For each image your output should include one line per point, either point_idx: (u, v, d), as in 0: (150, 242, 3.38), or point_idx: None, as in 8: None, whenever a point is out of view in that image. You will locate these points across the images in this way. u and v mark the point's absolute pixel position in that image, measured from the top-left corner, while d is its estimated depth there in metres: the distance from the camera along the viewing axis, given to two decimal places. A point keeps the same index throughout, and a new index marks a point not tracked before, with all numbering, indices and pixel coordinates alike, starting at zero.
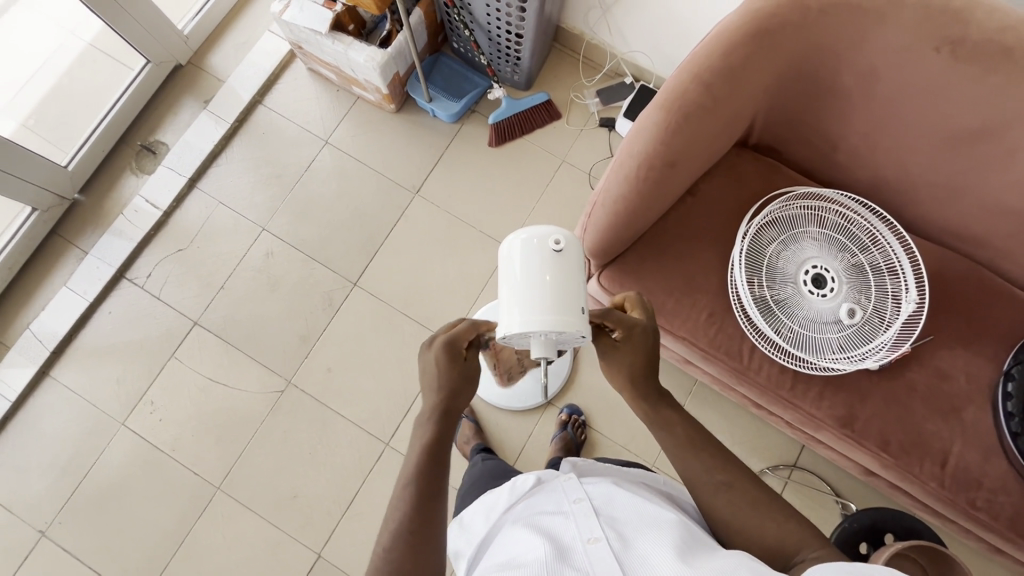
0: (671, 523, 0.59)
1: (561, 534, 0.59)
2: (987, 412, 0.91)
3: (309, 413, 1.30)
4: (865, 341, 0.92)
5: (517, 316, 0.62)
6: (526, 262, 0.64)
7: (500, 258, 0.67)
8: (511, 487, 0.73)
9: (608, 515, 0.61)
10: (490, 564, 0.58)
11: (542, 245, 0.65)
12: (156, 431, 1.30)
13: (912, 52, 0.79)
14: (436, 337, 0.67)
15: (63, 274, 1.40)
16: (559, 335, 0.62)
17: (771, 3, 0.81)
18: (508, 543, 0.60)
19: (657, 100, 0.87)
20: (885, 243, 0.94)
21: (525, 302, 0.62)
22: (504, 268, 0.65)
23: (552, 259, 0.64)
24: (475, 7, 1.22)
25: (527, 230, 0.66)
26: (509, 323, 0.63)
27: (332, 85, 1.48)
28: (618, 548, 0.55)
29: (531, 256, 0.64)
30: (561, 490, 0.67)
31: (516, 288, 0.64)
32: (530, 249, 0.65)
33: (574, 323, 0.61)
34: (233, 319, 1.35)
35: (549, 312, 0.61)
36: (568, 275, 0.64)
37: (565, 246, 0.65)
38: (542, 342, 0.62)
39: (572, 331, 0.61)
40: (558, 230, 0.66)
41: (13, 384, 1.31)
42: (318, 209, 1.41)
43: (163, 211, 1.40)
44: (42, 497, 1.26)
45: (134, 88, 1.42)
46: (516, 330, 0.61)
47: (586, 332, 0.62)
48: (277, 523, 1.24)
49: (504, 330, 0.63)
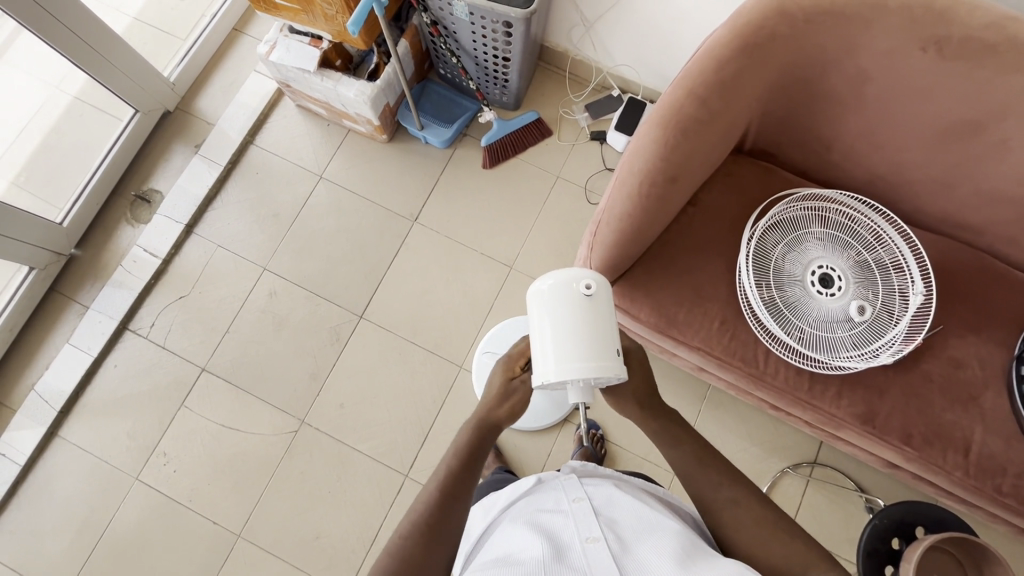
0: (671, 530, 0.59)
1: (558, 530, 0.59)
2: (1004, 397, 0.91)
3: (325, 451, 1.29)
4: (877, 336, 0.92)
5: (552, 365, 0.63)
6: (557, 308, 0.64)
7: (529, 303, 0.67)
8: (514, 487, 0.74)
9: (607, 515, 0.61)
10: (484, 558, 0.59)
11: (572, 290, 0.65)
12: (171, 482, 1.28)
13: (900, 52, 0.81)
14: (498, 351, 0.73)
15: (65, 332, 1.38)
16: (596, 380, 0.63)
17: (757, 16, 0.83)
18: (504, 538, 0.61)
19: (655, 117, 0.89)
20: (888, 239, 0.95)
21: (559, 349, 0.63)
22: (535, 314, 0.66)
23: (583, 303, 0.64)
24: (460, 36, 1.23)
25: (555, 274, 0.66)
26: (544, 371, 0.63)
27: (322, 120, 1.49)
28: (615, 549, 0.55)
29: (563, 302, 0.64)
30: (559, 487, 0.67)
31: (549, 333, 0.64)
32: (559, 294, 0.65)
33: (610, 367, 0.62)
34: (241, 362, 1.34)
35: (585, 358, 0.62)
36: (599, 318, 0.64)
37: (595, 290, 0.65)
38: (580, 388, 0.64)
39: (609, 375, 0.62)
40: (588, 274, 0.66)
41: (22, 447, 1.29)
42: (318, 244, 1.41)
43: (163, 258, 1.40)
44: (58, 561, 1.24)
45: (124, 139, 1.42)
46: (552, 378, 0.62)
47: (622, 374, 0.63)
48: (301, 566, 1.22)
49: (539, 378, 0.64)
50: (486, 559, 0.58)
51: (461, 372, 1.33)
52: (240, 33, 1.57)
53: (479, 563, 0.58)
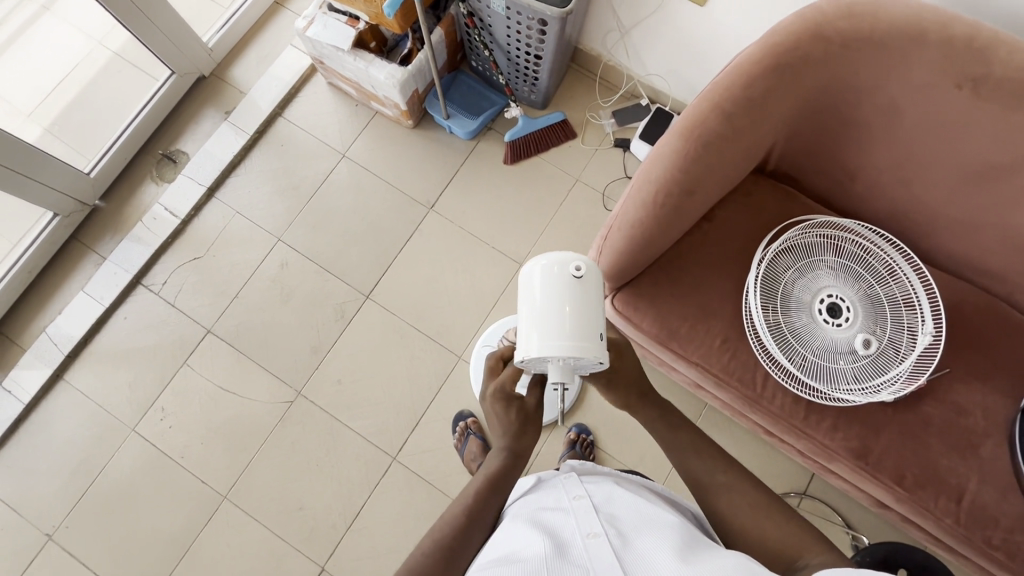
0: (671, 525, 0.59)
1: (559, 528, 0.59)
2: (1004, 449, 0.90)
3: (317, 424, 1.30)
4: (880, 372, 0.90)
5: (534, 341, 0.64)
6: (546, 286, 0.66)
7: (521, 281, 0.69)
8: (513, 489, 0.73)
9: (607, 513, 0.61)
10: (486, 555, 0.59)
11: (563, 272, 0.66)
12: (166, 437, 1.30)
13: (935, 87, 0.80)
14: (486, 389, 0.68)
15: (81, 279, 1.42)
16: (576, 361, 0.64)
17: (791, 37, 0.82)
18: (506, 536, 0.60)
19: (677, 126, 0.89)
20: (903, 275, 0.94)
21: (543, 326, 0.64)
22: (525, 293, 0.68)
23: (571, 285, 0.66)
24: (495, 29, 1.23)
25: (548, 255, 0.67)
26: (527, 347, 0.65)
27: (350, 100, 1.50)
28: (616, 544, 0.55)
29: (552, 280, 0.66)
30: (560, 485, 0.67)
31: (534, 310, 0.65)
32: (550, 274, 0.66)
33: (590, 348, 0.63)
34: (246, 328, 1.36)
35: (567, 338, 0.63)
36: (586, 301, 0.65)
37: (584, 271, 0.66)
38: (560, 367, 0.65)
39: (589, 358, 0.63)
40: (578, 256, 0.67)
41: (27, 386, 1.32)
42: (334, 221, 1.42)
43: (182, 219, 1.42)
44: (50, 500, 1.27)
45: (158, 99, 1.45)
46: (533, 355, 0.63)
47: (602, 359, 0.64)
48: (281, 534, 1.24)
49: (522, 354, 0.65)
50: (487, 557, 0.58)
51: (460, 363, 1.34)
52: (282, 7, 1.60)
53: (480, 561, 0.58)
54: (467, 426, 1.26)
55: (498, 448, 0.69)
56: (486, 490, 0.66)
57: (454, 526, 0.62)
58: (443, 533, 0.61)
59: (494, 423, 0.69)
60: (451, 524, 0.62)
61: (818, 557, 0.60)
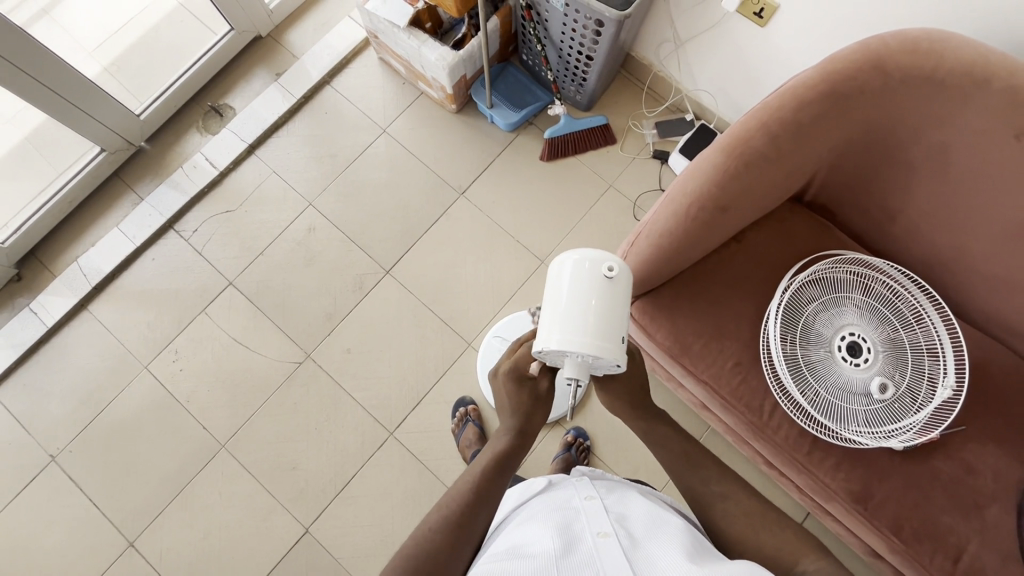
0: (680, 532, 0.59)
1: (570, 525, 0.60)
2: (1011, 515, 0.87)
3: (322, 389, 1.32)
4: (893, 418, 0.87)
5: (555, 334, 0.64)
6: (576, 282, 0.67)
7: (550, 273, 0.70)
8: (526, 488, 0.76)
9: (617, 514, 0.62)
10: (495, 549, 0.60)
11: (594, 269, 0.67)
12: (176, 380, 1.33)
13: (991, 134, 0.78)
14: (499, 365, 0.69)
15: (118, 215, 1.46)
16: (594, 360, 0.65)
17: (848, 65, 0.81)
18: (516, 534, 0.62)
19: (721, 142, 0.88)
20: (930, 322, 0.89)
21: (567, 321, 0.65)
22: (553, 282, 0.69)
23: (601, 285, 0.66)
24: (551, 24, 1.23)
25: (580, 251, 0.68)
26: (548, 338, 0.65)
27: (398, 78, 1.52)
28: (624, 544, 0.55)
29: (583, 277, 0.67)
30: (571, 487, 0.69)
31: (560, 304, 0.66)
32: (580, 270, 0.67)
33: (611, 350, 0.64)
34: (266, 285, 1.39)
35: (589, 335, 0.64)
36: (613, 302, 0.66)
37: (616, 274, 0.67)
38: (577, 363, 0.65)
39: (608, 359, 0.64)
40: (612, 258, 0.68)
41: (52, 311, 1.37)
42: (365, 193, 1.44)
43: (220, 171, 1.45)
44: (58, 423, 1.31)
45: (213, 53, 1.48)
46: (552, 347, 0.64)
47: (620, 362, 0.65)
48: (271, 490, 1.26)
49: (541, 345, 0.65)
50: (497, 550, 0.59)
51: (469, 349, 1.34)
52: None
53: (488, 554, 0.59)
54: (466, 412, 1.27)
55: (506, 431, 0.68)
56: (487, 474, 0.65)
57: (461, 508, 0.62)
58: (453, 513, 0.61)
59: (506, 411, 0.69)
60: (456, 501, 0.62)
61: (815, 562, 0.64)
